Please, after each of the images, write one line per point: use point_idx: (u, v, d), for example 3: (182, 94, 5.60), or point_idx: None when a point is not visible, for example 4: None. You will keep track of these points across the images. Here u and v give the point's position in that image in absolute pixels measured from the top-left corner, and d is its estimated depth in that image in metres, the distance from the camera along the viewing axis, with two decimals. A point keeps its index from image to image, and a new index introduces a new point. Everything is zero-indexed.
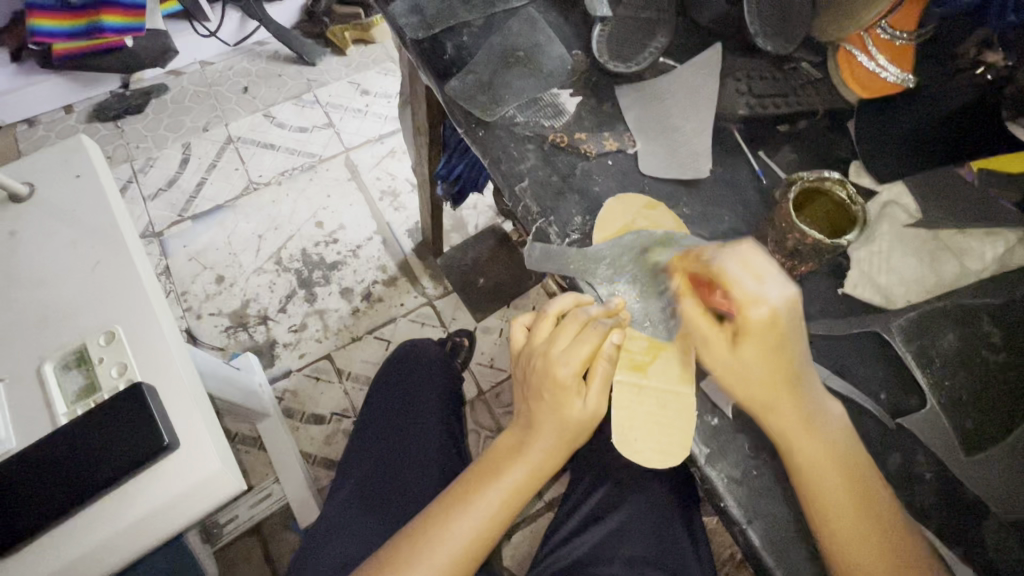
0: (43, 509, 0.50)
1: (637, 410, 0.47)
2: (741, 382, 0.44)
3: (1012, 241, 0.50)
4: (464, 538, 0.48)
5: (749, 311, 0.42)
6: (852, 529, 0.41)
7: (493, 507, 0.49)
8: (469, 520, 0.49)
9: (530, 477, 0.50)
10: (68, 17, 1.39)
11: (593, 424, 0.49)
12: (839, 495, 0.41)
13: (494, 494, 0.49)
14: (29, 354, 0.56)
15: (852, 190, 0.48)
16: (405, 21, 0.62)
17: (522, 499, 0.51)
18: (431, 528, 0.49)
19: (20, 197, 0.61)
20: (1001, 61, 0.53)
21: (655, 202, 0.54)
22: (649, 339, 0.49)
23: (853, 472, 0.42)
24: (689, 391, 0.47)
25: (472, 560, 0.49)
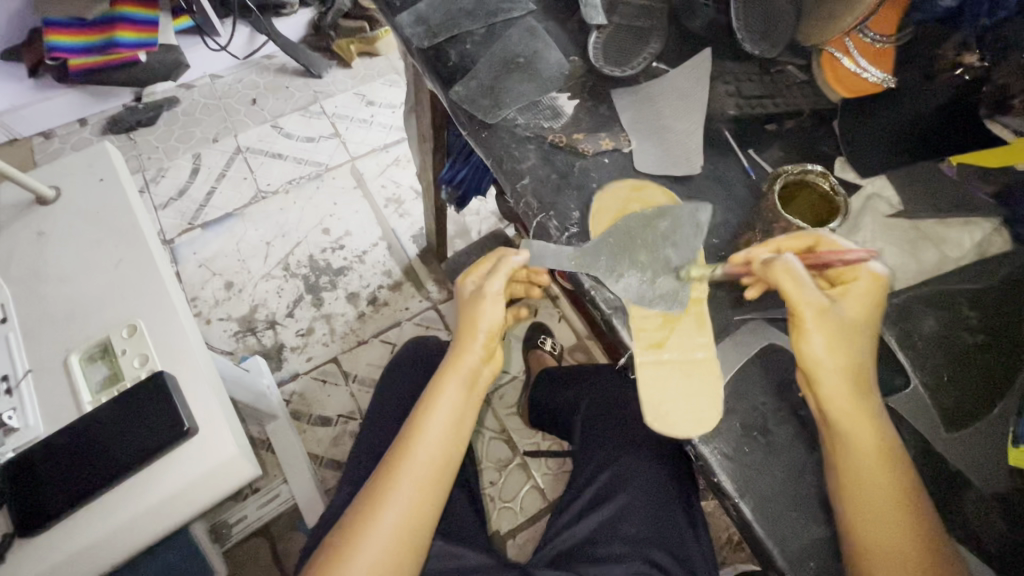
0: (71, 492, 0.52)
1: (661, 386, 0.49)
2: (836, 332, 0.45)
3: (988, 229, 0.53)
4: (424, 464, 0.54)
5: (861, 267, 0.47)
6: (868, 510, 0.43)
7: (432, 444, 0.55)
8: (417, 459, 0.54)
9: (454, 408, 0.56)
10: (82, 33, 1.44)
11: (480, 304, 0.57)
12: (864, 475, 0.43)
13: (427, 424, 0.55)
14: (55, 346, 0.59)
15: (834, 182, 0.51)
16: (412, 31, 0.66)
17: (456, 436, 0.57)
18: (400, 466, 0.54)
19: (47, 199, 0.64)
20: (977, 61, 0.57)
21: (641, 183, 0.58)
22: (662, 314, 0.51)
23: (868, 445, 0.44)
24: (707, 357, 0.50)
25: (434, 483, 0.55)
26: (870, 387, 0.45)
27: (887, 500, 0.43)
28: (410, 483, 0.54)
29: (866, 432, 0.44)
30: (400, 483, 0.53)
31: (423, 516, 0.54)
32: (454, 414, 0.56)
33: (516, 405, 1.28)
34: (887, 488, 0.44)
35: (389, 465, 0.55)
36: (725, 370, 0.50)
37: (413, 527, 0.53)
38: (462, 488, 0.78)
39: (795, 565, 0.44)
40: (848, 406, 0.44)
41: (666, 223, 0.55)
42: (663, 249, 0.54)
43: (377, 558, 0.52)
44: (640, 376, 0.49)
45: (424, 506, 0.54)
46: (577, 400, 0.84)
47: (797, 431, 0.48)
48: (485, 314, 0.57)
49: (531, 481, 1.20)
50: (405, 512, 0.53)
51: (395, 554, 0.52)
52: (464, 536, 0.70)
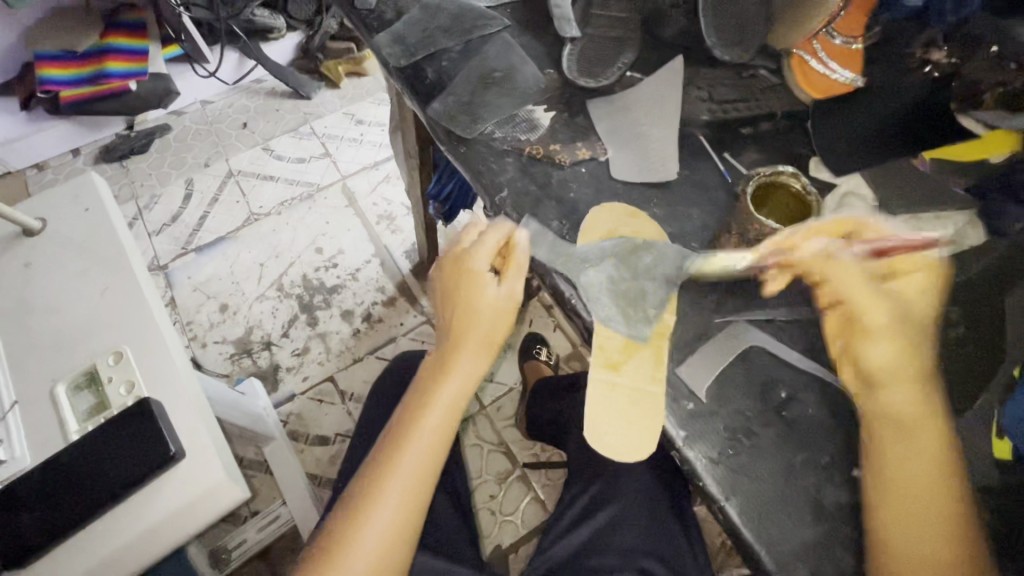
0: (56, 524, 0.52)
1: (606, 404, 0.48)
2: (898, 317, 0.45)
3: (962, 223, 0.54)
4: (415, 471, 0.52)
5: (905, 252, 0.48)
6: (903, 523, 0.42)
7: (421, 454, 0.52)
8: (407, 468, 0.52)
9: (442, 418, 0.53)
10: (74, 65, 1.46)
11: (509, 308, 0.54)
12: (914, 490, 0.42)
13: (423, 427, 0.53)
14: (42, 376, 0.59)
15: (806, 181, 0.52)
16: (390, 51, 0.67)
17: (445, 448, 0.54)
18: (377, 482, 0.52)
19: (33, 231, 0.65)
20: (945, 58, 0.58)
21: (636, 211, 0.57)
22: (625, 339, 0.50)
23: (929, 458, 0.43)
24: (659, 390, 0.48)
25: (423, 490, 0.53)
26: (935, 399, 0.44)
27: (926, 512, 0.42)
28: (389, 501, 0.51)
29: (928, 438, 0.43)
30: (381, 499, 0.51)
31: (407, 531, 0.52)
32: (449, 419, 0.54)
33: (514, 416, 1.28)
34: (941, 498, 0.42)
35: (368, 480, 0.52)
36: (708, 372, 0.49)
37: (396, 542, 0.51)
38: (458, 502, 0.78)
39: (788, 569, 0.43)
40: (911, 415, 0.44)
41: (651, 248, 0.54)
42: (642, 278, 0.53)
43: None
44: (590, 394, 0.49)
45: (405, 522, 0.52)
46: (571, 411, 0.83)
47: (783, 431, 0.47)
48: (506, 322, 0.54)
49: (531, 493, 1.19)
50: (389, 527, 0.51)
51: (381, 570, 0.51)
52: (459, 551, 0.69)
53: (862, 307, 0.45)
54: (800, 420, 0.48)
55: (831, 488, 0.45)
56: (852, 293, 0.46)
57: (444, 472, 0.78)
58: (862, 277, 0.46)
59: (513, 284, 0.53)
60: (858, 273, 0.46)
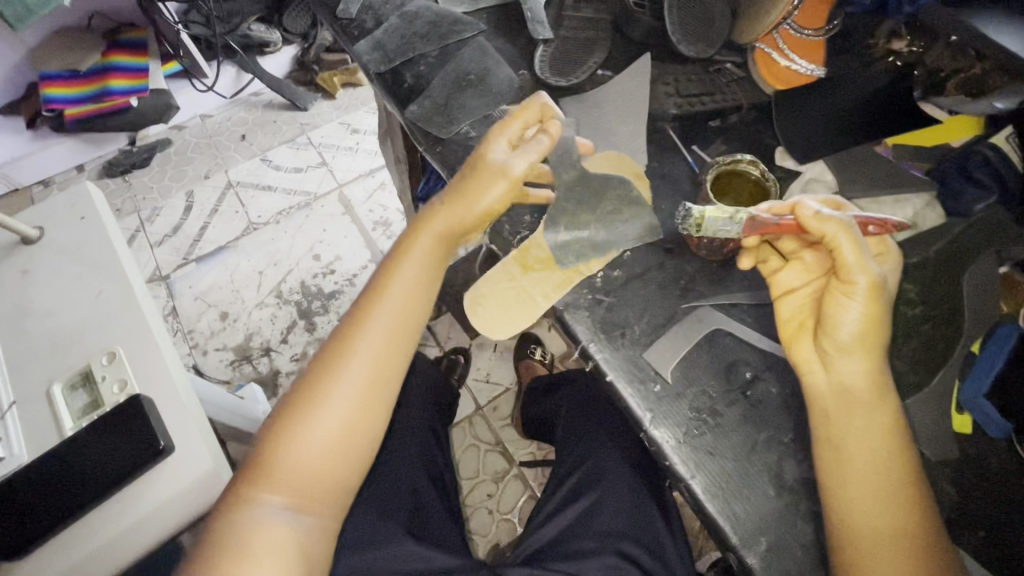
0: (49, 517, 0.54)
1: (499, 291, 0.55)
2: (880, 283, 0.46)
3: (919, 206, 0.55)
4: (390, 319, 0.55)
5: (882, 239, 0.50)
6: (852, 506, 0.43)
7: (396, 303, 0.55)
8: (382, 316, 0.55)
9: (421, 270, 0.57)
10: (77, 84, 1.50)
11: (506, 177, 0.53)
12: (860, 476, 0.44)
13: (399, 276, 0.56)
14: (41, 377, 0.61)
15: (763, 169, 0.54)
16: (369, 57, 0.70)
17: (424, 301, 0.57)
18: (355, 330, 0.55)
19: (31, 239, 0.68)
20: (907, 48, 0.60)
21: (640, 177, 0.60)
22: (549, 257, 0.55)
23: (877, 447, 0.45)
24: (542, 305, 0.53)
25: (400, 342, 0.56)
26: (887, 384, 0.46)
27: (878, 496, 0.44)
28: (367, 348, 0.54)
29: (880, 418, 0.45)
30: (358, 345, 0.54)
31: (387, 376, 0.55)
32: (423, 273, 0.57)
33: (510, 415, 1.29)
34: (885, 480, 0.44)
35: (346, 329, 0.55)
36: (675, 355, 0.51)
37: (375, 389, 0.54)
38: (447, 496, 0.79)
39: (752, 544, 0.44)
40: (861, 402, 0.45)
41: (614, 191, 0.57)
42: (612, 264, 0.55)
43: (340, 412, 0.53)
44: (496, 270, 0.56)
45: (384, 370, 0.55)
46: (558, 406, 0.84)
47: (746, 411, 0.49)
48: (493, 189, 0.53)
49: (528, 492, 1.20)
50: (369, 365, 0.54)
51: (362, 417, 0.53)
52: (444, 540, 0.70)
53: (849, 269, 0.46)
54: (763, 400, 0.49)
55: (793, 465, 0.47)
56: (844, 255, 0.46)
57: (433, 466, 0.79)
58: (860, 243, 0.46)
59: (522, 157, 0.54)
60: (854, 236, 0.46)
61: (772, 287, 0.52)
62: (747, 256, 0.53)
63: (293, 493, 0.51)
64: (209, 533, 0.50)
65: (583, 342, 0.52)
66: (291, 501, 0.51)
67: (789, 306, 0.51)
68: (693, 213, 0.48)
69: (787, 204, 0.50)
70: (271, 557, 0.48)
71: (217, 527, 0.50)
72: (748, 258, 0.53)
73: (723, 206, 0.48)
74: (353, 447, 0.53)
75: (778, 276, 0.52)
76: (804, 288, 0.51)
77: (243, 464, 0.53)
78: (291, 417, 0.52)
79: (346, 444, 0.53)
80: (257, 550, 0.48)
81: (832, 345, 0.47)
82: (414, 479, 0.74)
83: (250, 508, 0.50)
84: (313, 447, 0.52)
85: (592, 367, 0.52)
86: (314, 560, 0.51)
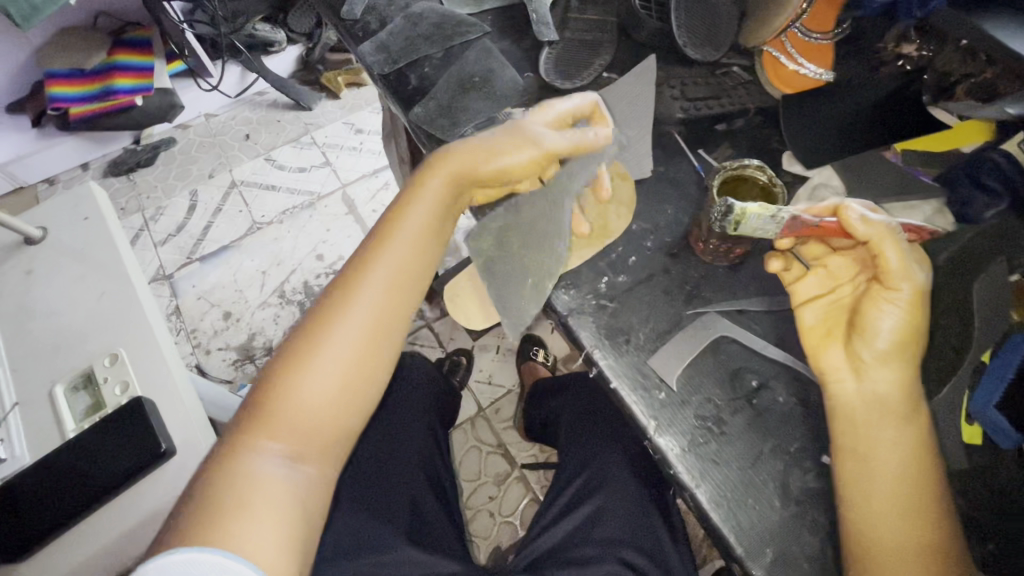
0: (52, 519, 0.54)
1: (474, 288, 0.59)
2: (921, 292, 0.46)
3: (929, 212, 0.55)
4: (395, 269, 0.54)
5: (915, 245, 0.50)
6: (873, 517, 0.43)
7: (401, 254, 0.54)
8: (387, 265, 0.54)
9: (424, 224, 0.56)
10: (82, 83, 1.51)
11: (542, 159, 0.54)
12: (883, 485, 0.44)
13: (405, 226, 0.55)
14: (43, 378, 0.61)
15: (772, 174, 0.53)
16: (373, 59, 0.70)
17: (424, 257, 0.56)
18: (360, 276, 0.53)
19: (34, 239, 0.68)
20: (917, 51, 0.59)
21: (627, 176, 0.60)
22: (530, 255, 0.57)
23: (903, 457, 0.44)
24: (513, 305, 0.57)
25: (403, 293, 0.55)
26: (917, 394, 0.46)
27: (901, 507, 0.43)
28: (367, 295, 0.53)
29: (911, 429, 0.45)
30: (358, 294, 0.53)
31: (388, 325, 0.54)
32: (428, 225, 0.56)
33: (512, 417, 1.29)
34: (909, 492, 0.43)
35: (344, 280, 0.54)
36: (679, 362, 0.50)
37: (377, 340, 0.53)
38: (447, 499, 0.78)
39: (757, 553, 0.44)
40: (890, 411, 0.45)
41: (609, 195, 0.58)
42: (616, 273, 0.55)
43: (342, 357, 0.51)
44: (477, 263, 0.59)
45: (384, 320, 0.53)
46: (559, 411, 0.83)
47: (751, 419, 0.48)
48: (518, 156, 0.54)
49: (530, 494, 1.20)
50: (373, 312, 0.53)
51: (361, 366, 0.52)
52: (444, 544, 0.70)
53: (893, 275, 0.46)
54: (769, 408, 0.49)
55: (800, 475, 0.46)
56: (889, 260, 0.46)
57: (435, 469, 0.79)
58: (904, 250, 0.47)
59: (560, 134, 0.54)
60: (899, 241, 0.47)
61: (793, 296, 0.51)
62: (776, 257, 0.52)
63: (296, 442, 0.49)
64: (198, 481, 0.46)
65: (587, 348, 0.51)
66: (290, 451, 0.49)
67: (813, 313, 0.50)
68: (736, 208, 0.46)
69: (826, 206, 0.49)
70: (268, 508, 0.46)
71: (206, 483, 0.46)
72: (778, 260, 0.52)
73: (765, 206, 0.46)
74: (352, 397, 0.52)
75: (799, 284, 0.51)
76: (831, 295, 0.50)
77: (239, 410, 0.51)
78: (289, 363, 0.50)
79: (347, 393, 0.51)
80: (253, 502, 0.45)
81: (868, 353, 0.46)
82: (414, 481, 0.73)
83: (246, 457, 0.47)
84: (315, 391, 0.50)
85: (596, 374, 0.51)
86: (312, 516, 0.49)
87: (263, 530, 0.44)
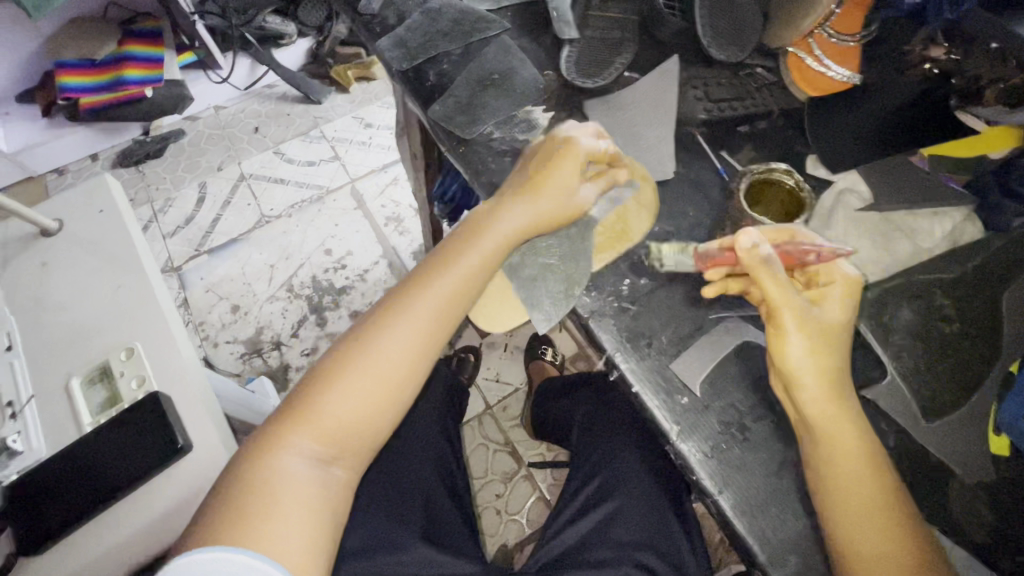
0: (70, 514, 0.54)
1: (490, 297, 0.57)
2: (806, 325, 0.44)
3: (959, 219, 0.54)
4: (447, 292, 0.53)
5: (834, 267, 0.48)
6: (852, 523, 0.42)
7: (458, 276, 0.54)
8: (440, 285, 0.53)
9: (489, 251, 0.54)
10: (92, 72, 1.50)
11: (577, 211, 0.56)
12: (851, 490, 0.43)
13: (467, 247, 0.54)
14: (59, 371, 0.61)
15: (799, 178, 0.52)
16: (391, 54, 0.69)
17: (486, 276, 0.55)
18: (416, 292, 0.53)
19: (49, 231, 0.68)
20: (945, 55, 0.57)
21: (648, 175, 0.59)
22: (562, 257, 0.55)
23: (854, 457, 0.43)
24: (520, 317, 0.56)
25: (451, 317, 0.54)
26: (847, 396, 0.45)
27: (870, 507, 0.43)
28: (423, 309, 0.53)
29: (848, 428, 0.44)
30: (415, 306, 0.53)
31: (429, 348, 0.53)
32: (491, 252, 0.54)
33: (520, 416, 1.28)
34: (872, 489, 0.43)
35: (402, 295, 0.54)
36: (703, 367, 0.50)
37: (418, 359, 0.53)
38: (459, 497, 0.78)
39: (780, 562, 0.43)
40: (825, 413, 0.44)
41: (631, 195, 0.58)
42: (639, 275, 0.54)
43: (384, 372, 0.52)
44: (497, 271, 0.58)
45: (432, 337, 0.54)
46: (573, 412, 0.84)
47: (775, 427, 0.48)
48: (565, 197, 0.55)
49: (537, 493, 1.19)
50: (420, 333, 0.53)
51: (398, 383, 0.52)
52: (457, 542, 0.70)
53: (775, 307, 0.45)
54: None
55: None
56: (769, 292, 0.45)
57: (448, 467, 0.79)
58: (784, 281, 0.45)
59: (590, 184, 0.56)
60: (776, 273, 0.45)
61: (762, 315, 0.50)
62: (711, 285, 0.51)
63: (326, 447, 0.50)
64: (232, 472, 0.48)
65: (608, 351, 0.51)
66: (323, 455, 0.50)
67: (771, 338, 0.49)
68: (649, 246, 0.55)
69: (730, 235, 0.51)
70: (298, 510, 0.47)
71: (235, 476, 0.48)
72: (713, 287, 0.51)
73: (674, 243, 0.55)
74: (385, 412, 0.52)
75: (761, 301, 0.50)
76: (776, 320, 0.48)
77: (284, 405, 0.52)
78: (336, 371, 0.51)
79: (387, 405, 0.52)
80: (284, 502, 0.47)
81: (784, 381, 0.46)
82: (426, 481, 0.73)
83: (274, 454, 0.48)
84: (354, 402, 0.51)
85: (617, 377, 0.51)
86: (336, 520, 0.50)
87: (291, 533, 0.45)
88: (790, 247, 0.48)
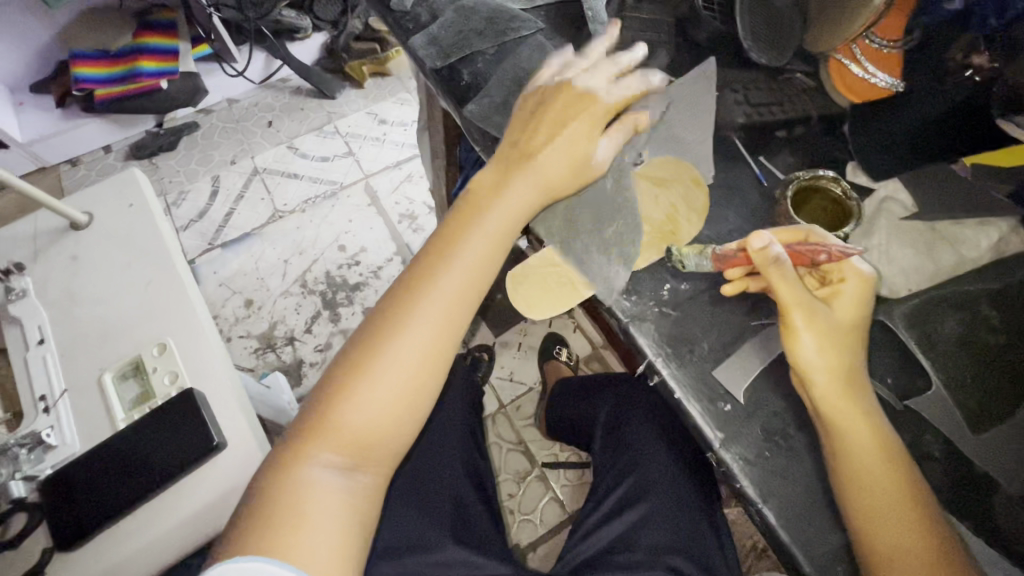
0: (105, 509, 0.54)
1: (534, 288, 0.57)
2: (819, 326, 0.46)
3: (1005, 230, 0.54)
4: (457, 284, 0.52)
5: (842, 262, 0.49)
6: (876, 517, 0.43)
7: (466, 268, 0.52)
8: (449, 280, 0.52)
9: (495, 238, 0.54)
10: (107, 64, 1.50)
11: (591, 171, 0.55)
12: (872, 483, 0.43)
13: (472, 239, 0.53)
14: (91, 365, 0.61)
15: (847, 186, 0.55)
16: (425, 52, 0.68)
17: (492, 268, 0.54)
18: (423, 288, 0.52)
19: (79, 225, 0.67)
20: (988, 63, 0.52)
21: (701, 179, 0.59)
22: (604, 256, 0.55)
23: (874, 452, 0.44)
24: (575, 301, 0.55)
25: (465, 307, 0.53)
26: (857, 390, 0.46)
27: (892, 500, 0.43)
28: (431, 309, 0.51)
29: (862, 420, 0.44)
30: (422, 308, 0.51)
31: (448, 344, 0.52)
32: (497, 238, 0.54)
33: (533, 415, 1.28)
34: (894, 483, 0.43)
35: (406, 292, 0.52)
36: (746, 374, 0.49)
37: (436, 357, 0.51)
38: (482, 496, 0.77)
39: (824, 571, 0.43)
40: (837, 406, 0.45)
41: (677, 198, 0.58)
42: (680, 280, 0.54)
43: (402, 374, 0.50)
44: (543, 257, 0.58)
45: (448, 333, 0.52)
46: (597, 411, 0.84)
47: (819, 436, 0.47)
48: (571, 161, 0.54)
49: (550, 493, 1.19)
50: (434, 328, 0.51)
51: (418, 383, 0.51)
52: (485, 544, 0.69)
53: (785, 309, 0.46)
54: None
55: None
56: (782, 295, 0.47)
57: (473, 466, 0.79)
58: (795, 281, 0.47)
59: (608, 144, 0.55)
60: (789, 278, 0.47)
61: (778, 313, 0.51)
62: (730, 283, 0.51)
63: (351, 454, 0.49)
64: (259, 492, 0.47)
65: (650, 357, 0.50)
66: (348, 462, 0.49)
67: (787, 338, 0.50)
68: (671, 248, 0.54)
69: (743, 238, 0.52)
70: (330, 516, 0.47)
71: (260, 491, 0.47)
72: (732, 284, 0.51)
73: (694, 246, 0.54)
74: (410, 413, 0.51)
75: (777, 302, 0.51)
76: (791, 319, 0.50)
77: (300, 422, 0.51)
78: (350, 379, 0.50)
79: (408, 409, 0.50)
80: (311, 510, 0.46)
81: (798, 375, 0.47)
82: (454, 482, 0.73)
83: (299, 467, 0.48)
84: (375, 408, 0.49)
85: (657, 383, 0.51)
86: (368, 521, 0.49)
87: (322, 539, 0.45)
88: (801, 247, 0.49)
